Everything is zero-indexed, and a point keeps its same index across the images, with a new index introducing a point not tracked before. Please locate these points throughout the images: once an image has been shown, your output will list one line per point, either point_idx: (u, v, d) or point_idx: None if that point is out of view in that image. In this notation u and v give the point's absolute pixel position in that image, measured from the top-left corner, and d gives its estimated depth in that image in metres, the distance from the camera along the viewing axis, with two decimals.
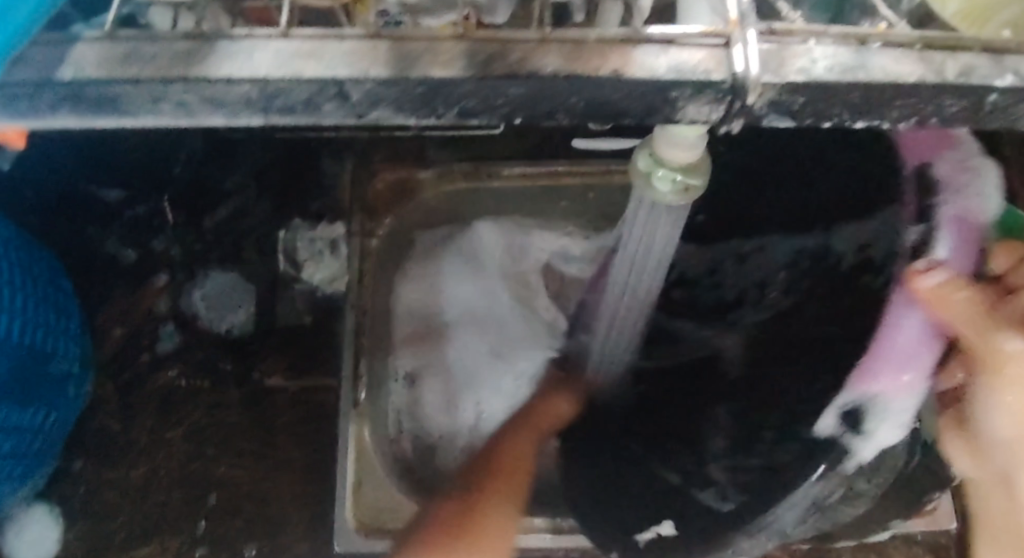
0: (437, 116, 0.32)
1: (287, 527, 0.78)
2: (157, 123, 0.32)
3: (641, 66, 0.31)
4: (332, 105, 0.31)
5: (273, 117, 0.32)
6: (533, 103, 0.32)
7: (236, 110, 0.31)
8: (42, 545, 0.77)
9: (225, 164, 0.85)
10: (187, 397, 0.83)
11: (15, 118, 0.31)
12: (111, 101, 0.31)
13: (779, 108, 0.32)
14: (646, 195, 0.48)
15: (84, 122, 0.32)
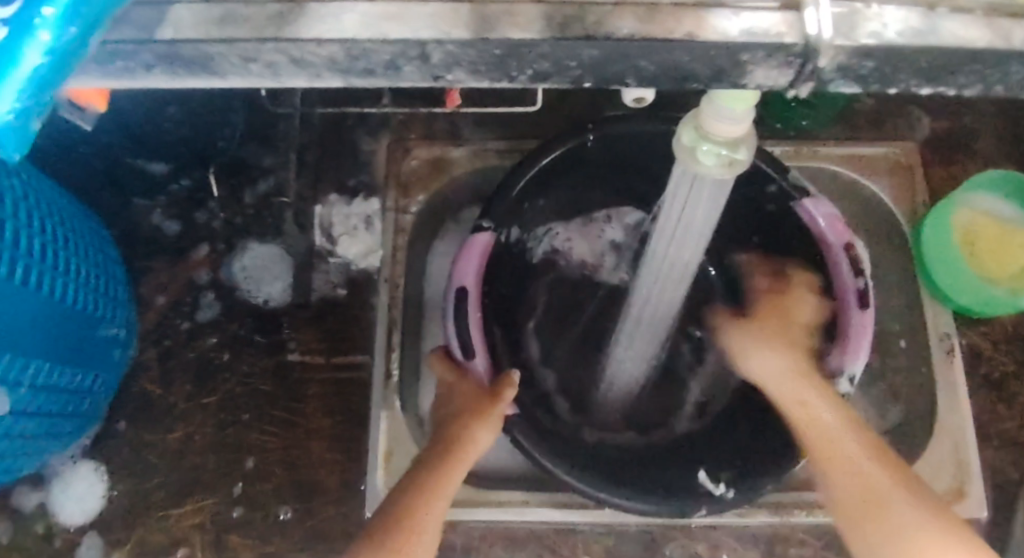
0: (510, 79, 0.34)
1: (320, 489, 0.78)
2: (243, 83, 0.34)
3: (714, 29, 0.32)
4: (412, 66, 0.33)
5: (353, 79, 0.34)
6: (604, 65, 0.34)
7: (318, 71, 0.34)
8: (86, 503, 0.78)
9: (267, 143, 0.88)
10: (224, 365, 0.82)
11: (109, 77, 0.33)
12: (205, 61, 0.33)
13: (847, 73, 0.33)
14: (691, 169, 0.47)
15: (175, 81, 0.34)
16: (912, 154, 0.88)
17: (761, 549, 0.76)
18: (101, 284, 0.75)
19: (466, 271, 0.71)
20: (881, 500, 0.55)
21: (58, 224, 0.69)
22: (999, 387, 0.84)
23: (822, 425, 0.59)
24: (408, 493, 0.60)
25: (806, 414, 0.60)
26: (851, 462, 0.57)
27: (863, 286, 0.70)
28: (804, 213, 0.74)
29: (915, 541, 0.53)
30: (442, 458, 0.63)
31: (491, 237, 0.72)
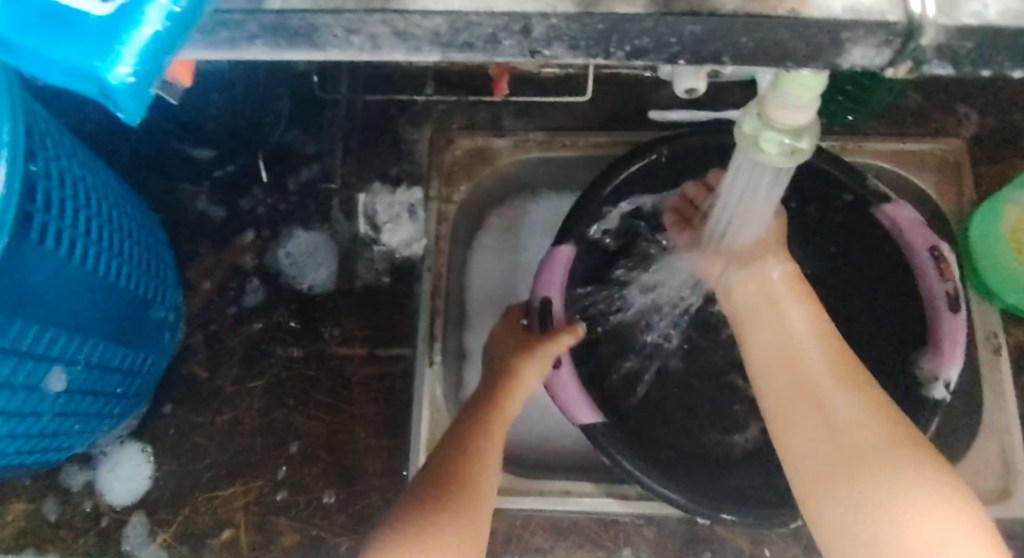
0: (608, 54, 0.35)
1: (364, 476, 0.79)
2: (342, 55, 0.35)
3: (817, 6, 0.32)
4: (512, 41, 0.34)
5: (452, 52, 0.35)
6: (703, 43, 0.34)
7: (421, 44, 0.34)
8: (134, 482, 0.80)
9: (311, 130, 0.88)
10: (269, 349, 0.83)
11: (213, 48, 0.34)
12: (308, 32, 0.34)
13: (945, 54, 0.33)
14: (753, 155, 0.47)
15: (273, 53, 0.35)
16: (959, 149, 0.88)
17: (803, 544, 0.76)
18: (152, 265, 0.76)
19: (550, 282, 0.75)
20: (865, 448, 0.52)
21: (112, 207, 0.70)
22: None
23: (820, 384, 0.55)
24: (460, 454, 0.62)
25: (805, 374, 0.56)
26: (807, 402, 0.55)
27: (952, 290, 0.74)
28: (883, 217, 0.77)
29: (893, 491, 0.50)
30: (487, 423, 0.65)
31: (572, 248, 0.75)
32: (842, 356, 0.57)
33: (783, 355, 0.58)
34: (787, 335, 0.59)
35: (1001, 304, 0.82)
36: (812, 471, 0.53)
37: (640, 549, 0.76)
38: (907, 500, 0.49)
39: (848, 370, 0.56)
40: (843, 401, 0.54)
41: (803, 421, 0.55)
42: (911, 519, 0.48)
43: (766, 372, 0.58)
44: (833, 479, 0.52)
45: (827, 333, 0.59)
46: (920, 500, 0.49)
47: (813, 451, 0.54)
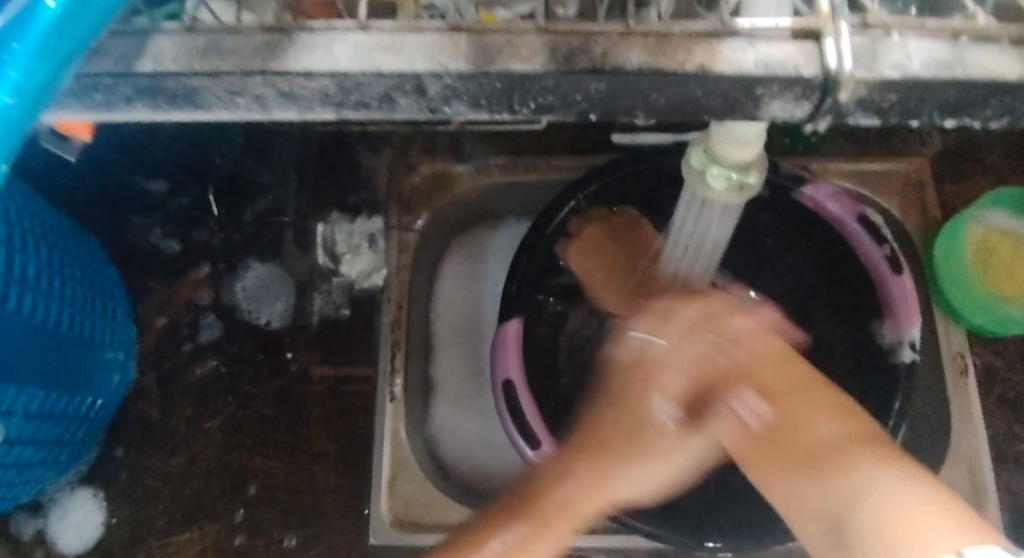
0: (513, 111, 0.35)
1: (324, 516, 0.76)
2: (230, 115, 0.35)
3: (728, 61, 0.33)
4: (408, 99, 0.34)
5: (346, 111, 0.35)
6: (614, 99, 0.35)
7: (310, 104, 0.34)
8: (85, 529, 0.77)
9: (265, 160, 0.86)
10: (225, 388, 0.80)
11: (91, 110, 0.34)
12: (188, 95, 0.34)
13: (867, 106, 0.34)
14: (699, 192, 0.46)
15: (158, 114, 0.35)
16: (922, 169, 0.90)
17: None
18: (101, 309, 0.74)
19: (507, 362, 0.72)
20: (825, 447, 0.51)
21: (57, 252, 0.68)
22: (1014, 406, 0.84)
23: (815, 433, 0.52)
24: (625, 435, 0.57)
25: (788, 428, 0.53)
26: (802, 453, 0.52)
27: (890, 252, 0.76)
28: (806, 200, 0.78)
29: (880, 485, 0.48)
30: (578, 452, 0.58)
31: (521, 321, 0.73)
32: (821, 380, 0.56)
33: (747, 377, 0.56)
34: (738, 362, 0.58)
35: (968, 325, 0.83)
36: (781, 466, 0.52)
37: None
38: (874, 489, 0.47)
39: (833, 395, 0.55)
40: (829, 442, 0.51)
41: (769, 427, 0.53)
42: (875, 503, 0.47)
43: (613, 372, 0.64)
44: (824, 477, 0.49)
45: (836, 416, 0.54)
46: (888, 488, 0.47)
47: (783, 480, 0.52)
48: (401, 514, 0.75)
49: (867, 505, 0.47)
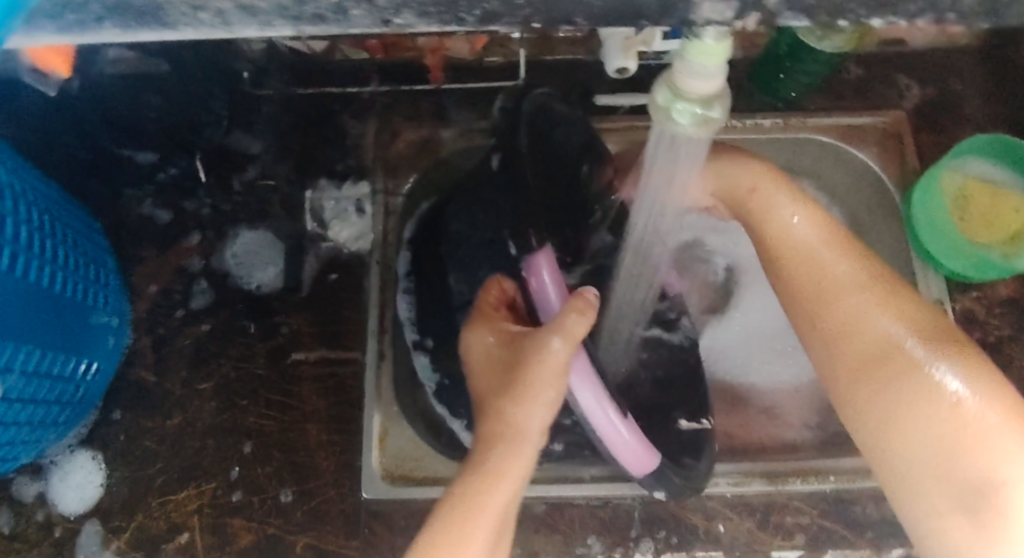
0: (460, 22, 0.36)
1: (316, 471, 0.78)
2: (195, 33, 0.36)
3: None
4: (361, 10, 0.35)
5: (303, 25, 0.36)
6: (550, 6, 0.35)
7: (270, 19, 0.35)
8: (85, 490, 0.78)
9: (250, 127, 0.87)
10: (219, 351, 0.82)
11: (63, 32, 0.35)
12: (153, 13, 0.35)
13: (794, 6, 0.35)
14: (666, 129, 0.48)
15: (126, 36, 0.36)
16: (900, 123, 0.91)
17: (758, 518, 0.77)
18: (92, 271, 0.75)
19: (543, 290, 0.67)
20: (928, 388, 0.57)
21: (42, 212, 0.69)
22: (992, 351, 0.86)
23: (891, 346, 0.59)
24: (468, 476, 0.60)
25: (874, 342, 0.59)
26: (884, 375, 0.58)
27: None
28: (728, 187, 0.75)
29: (977, 438, 0.55)
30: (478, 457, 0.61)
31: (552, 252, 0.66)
32: (896, 292, 0.60)
33: (830, 295, 0.61)
34: (817, 273, 0.62)
35: (944, 271, 0.85)
36: (868, 388, 0.59)
37: (599, 533, 0.76)
38: (986, 450, 0.54)
39: (925, 318, 0.59)
40: (910, 371, 0.57)
41: (851, 349, 0.60)
42: (1002, 485, 0.54)
43: (491, 411, 0.63)
44: (914, 415, 0.57)
45: (906, 313, 0.59)
46: (1014, 467, 0.54)
47: (878, 413, 0.58)
48: (392, 468, 0.78)
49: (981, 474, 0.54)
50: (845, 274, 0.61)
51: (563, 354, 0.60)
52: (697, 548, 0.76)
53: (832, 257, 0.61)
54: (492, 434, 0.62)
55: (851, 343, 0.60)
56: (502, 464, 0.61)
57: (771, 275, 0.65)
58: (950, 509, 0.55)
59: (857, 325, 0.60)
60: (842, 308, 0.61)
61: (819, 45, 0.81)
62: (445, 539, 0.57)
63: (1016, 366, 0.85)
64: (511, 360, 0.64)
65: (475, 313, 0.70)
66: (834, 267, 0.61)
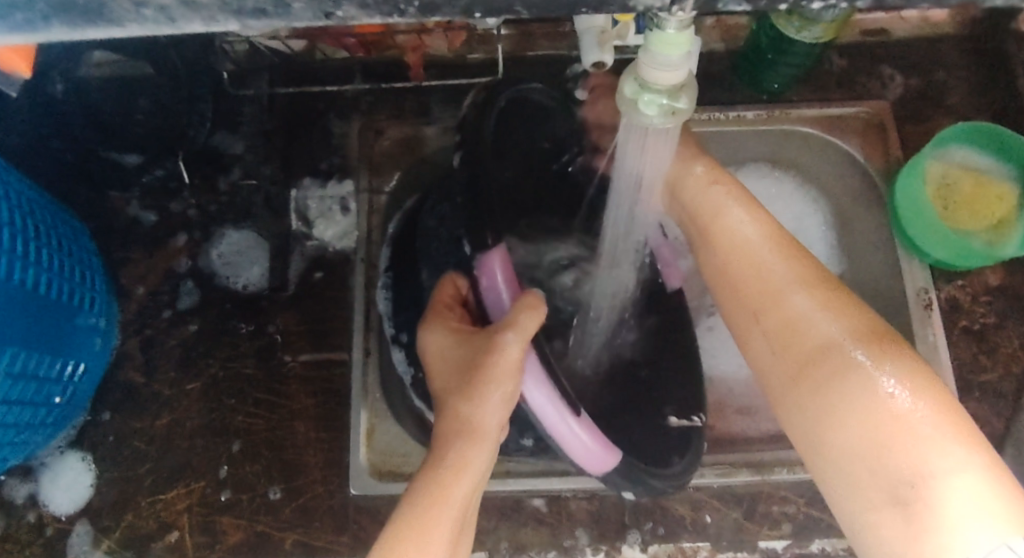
0: (401, 13, 0.36)
1: (304, 468, 0.79)
2: (142, 30, 0.36)
3: None
4: (302, 4, 0.36)
5: (246, 20, 0.36)
6: None
7: (213, 14, 0.36)
8: (76, 491, 0.79)
9: (234, 128, 0.88)
10: (206, 351, 0.83)
11: (13, 31, 0.36)
12: (98, 11, 0.35)
13: None
14: (634, 119, 0.48)
15: (74, 33, 0.36)
16: (884, 112, 0.91)
17: (744, 508, 0.78)
18: (78, 273, 0.76)
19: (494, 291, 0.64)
20: (859, 384, 0.54)
21: (26, 215, 0.70)
22: (978, 338, 0.86)
23: (826, 342, 0.57)
24: (428, 473, 0.61)
25: (810, 338, 0.58)
26: (819, 370, 0.57)
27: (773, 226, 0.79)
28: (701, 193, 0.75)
29: (904, 430, 0.51)
30: (438, 451, 0.62)
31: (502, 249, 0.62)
32: (838, 291, 0.59)
33: (776, 293, 0.60)
34: (762, 272, 0.62)
35: (930, 260, 0.85)
36: (805, 386, 0.57)
37: (586, 526, 0.77)
38: (913, 443, 0.51)
39: (864, 315, 0.57)
40: (844, 364, 0.55)
41: (791, 344, 0.59)
42: (932, 479, 0.50)
43: (448, 408, 0.64)
44: (845, 409, 0.54)
45: (845, 309, 0.58)
46: (947, 463, 0.50)
47: (814, 412, 0.56)
48: (381, 465, 0.78)
49: (907, 468, 0.51)
50: (786, 275, 0.60)
51: (517, 351, 0.60)
52: (684, 539, 0.77)
53: (775, 257, 0.61)
54: (449, 430, 0.63)
55: (791, 339, 0.59)
56: (461, 459, 0.62)
57: (726, 280, 0.64)
58: (884, 512, 0.51)
59: (794, 321, 0.59)
60: (784, 304, 0.60)
61: (798, 35, 0.82)
62: (408, 531, 0.58)
63: (1002, 353, 0.86)
64: (465, 361, 0.63)
65: (428, 310, 0.68)
66: (782, 266, 0.61)
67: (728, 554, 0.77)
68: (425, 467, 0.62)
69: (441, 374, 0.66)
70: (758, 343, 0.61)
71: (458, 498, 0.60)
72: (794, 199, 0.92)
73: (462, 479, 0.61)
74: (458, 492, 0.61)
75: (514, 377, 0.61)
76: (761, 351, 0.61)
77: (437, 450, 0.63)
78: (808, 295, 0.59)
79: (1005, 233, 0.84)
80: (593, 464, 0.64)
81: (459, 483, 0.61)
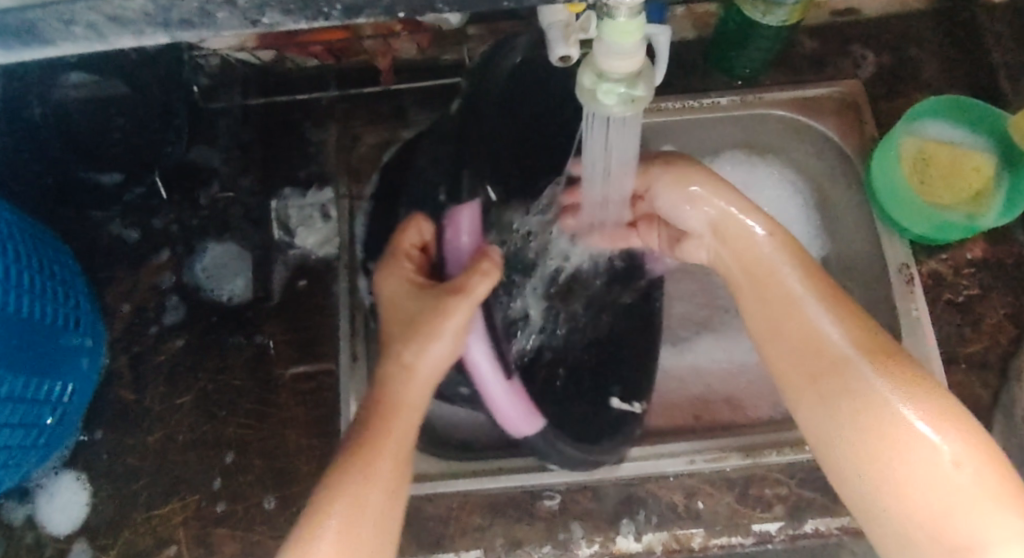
0: (325, 16, 0.37)
1: (296, 476, 0.79)
2: (75, 48, 0.37)
3: None
4: (224, 13, 0.36)
5: (175, 32, 0.37)
6: None
7: (140, 27, 0.36)
8: (71, 510, 0.79)
9: (211, 142, 0.88)
10: (193, 365, 0.83)
11: None
12: (29, 31, 0.36)
13: None
14: (594, 109, 0.49)
15: (9, 54, 0.37)
16: (857, 91, 0.91)
17: (736, 492, 0.78)
18: (63, 294, 0.76)
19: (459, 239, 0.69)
20: (895, 420, 0.57)
21: (5, 237, 0.70)
22: (962, 310, 0.86)
23: (855, 370, 0.60)
24: (372, 416, 0.63)
25: (840, 364, 0.61)
26: (847, 397, 0.60)
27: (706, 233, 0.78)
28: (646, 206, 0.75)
29: (953, 484, 0.55)
30: (382, 398, 0.63)
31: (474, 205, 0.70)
32: (865, 323, 0.62)
33: (802, 317, 0.63)
34: (782, 294, 0.64)
35: (911, 236, 0.86)
36: (835, 412, 0.60)
37: (580, 518, 0.77)
38: (964, 499, 0.54)
39: (886, 346, 0.61)
40: (877, 399, 0.58)
41: (817, 366, 0.62)
42: (982, 542, 0.53)
43: (390, 350, 0.65)
44: (883, 447, 0.57)
45: (871, 341, 0.61)
46: (1000, 529, 0.53)
47: (847, 441, 0.59)
48: None
49: (957, 523, 0.54)
50: (807, 293, 0.64)
51: (463, 308, 0.63)
52: (678, 527, 0.77)
53: (799, 281, 0.64)
54: (389, 373, 0.64)
55: (814, 362, 0.62)
56: (401, 401, 0.64)
57: (751, 301, 0.66)
58: None
59: (820, 343, 0.62)
60: (816, 330, 0.62)
61: (764, 19, 0.82)
62: (354, 467, 0.60)
63: (986, 324, 0.86)
64: (410, 312, 0.65)
65: (388, 254, 0.68)
66: (801, 288, 0.64)
67: (722, 539, 0.77)
68: (368, 411, 0.63)
69: (392, 318, 0.66)
70: (784, 361, 0.64)
71: (398, 445, 0.62)
72: (771, 185, 0.94)
73: (403, 425, 0.63)
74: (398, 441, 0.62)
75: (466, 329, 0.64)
76: (783, 368, 0.64)
77: (381, 394, 0.64)
78: (838, 326, 0.62)
79: (983, 205, 0.84)
80: (514, 432, 0.69)
81: (397, 427, 0.63)
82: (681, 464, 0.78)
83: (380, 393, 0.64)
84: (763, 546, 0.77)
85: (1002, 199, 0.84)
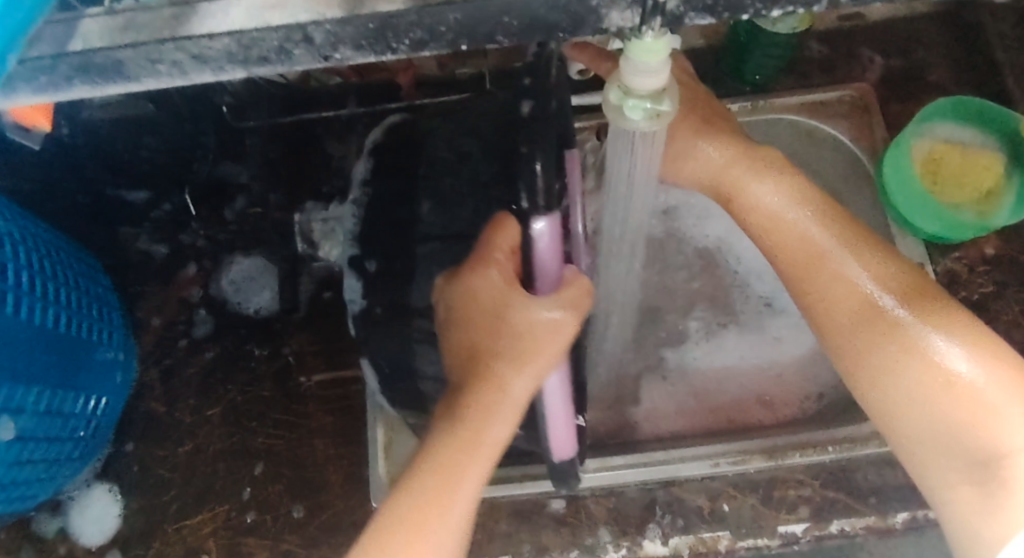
0: (392, 51, 0.38)
1: (325, 486, 0.80)
2: (158, 84, 0.39)
3: None
4: (301, 50, 0.38)
5: (254, 69, 0.39)
6: (473, 27, 0.37)
7: (221, 65, 0.38)
8: (104, 522, 0.81)
9: (237, 158, 0.90)
10: (224, 377, 0.85)
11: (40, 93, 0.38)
12: (116, 68, 0.38)
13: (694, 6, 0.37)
14: (620, 125, 0.50)
15: (95, 90, 0.39)
16: (867, 94, 0.93)
17: (760, 493, 0.79)
18: (97, 309, 0.78)
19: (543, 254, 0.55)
20: (918, 354, 0.57)
21: (42, 257, 0.72)
22: (979, 309, 0.88)
23: (878, 309, 0.59)
24: (445, 436, 0.59)
25: (863, 305, 0.60)
26: (869, 337, 0.59)
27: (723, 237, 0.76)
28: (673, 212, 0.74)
29: (980, 404, 0.54)
30: (459, 423, 0.59)
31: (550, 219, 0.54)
32: (883, 261, 0.61)
33: (820, 261, 0.62)
34: (798, 240, 0.63)
35: (925, 235, 0.87)
36: (858, 354, 0.60)
37: (606, 523, 0.79)
38: (991, 416, 0.54)
39: (902, 279, 0.60)
40: (900, 333, 0.58)
41: (841, 309, 0.61)
42: (1010, 456, 0.53)
43: (484, 367, 0.59)
44: (909, 378, 0.57)
45: (890, 278, 0.60)
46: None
47: (873, 377, 0.59)
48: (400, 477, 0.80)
49: (986, 440, 0.54)
50: (822, 237, 0.63)
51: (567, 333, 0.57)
52: (704, 530, 0.78)
53: (812, 226, 0.63)
54: (478, 398, 0.59)
55: (834, 303, 0.61)
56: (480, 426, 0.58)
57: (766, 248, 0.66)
58: (962, 484, 0.55)
59: (844, 286, 0.61)
60: (837, 274, 0.61)
61: (772, 27, 0.84)
62: (427, 507, 0.58)
63: (1002, 321, 0.87)
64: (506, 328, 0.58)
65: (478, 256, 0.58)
66: (819, 236, 0.63)
67: (749, 541, 0.78)
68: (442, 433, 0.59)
69: (468, 336, 0.60)
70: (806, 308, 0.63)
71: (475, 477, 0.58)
72: None
73: (483, 457, 0.58)
74: (473, 472, 0.58)
75: (550, 366, 0.58)
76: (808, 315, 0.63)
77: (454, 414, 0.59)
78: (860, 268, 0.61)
79: (994, 203, 0.85)
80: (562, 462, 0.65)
81: (476, 454, 0.58)
82: (705, 467, 0.80)
83: (456, 409, 0.59)
84: (788, 548, 0.78)
85: (1012, 197, 0.85)
